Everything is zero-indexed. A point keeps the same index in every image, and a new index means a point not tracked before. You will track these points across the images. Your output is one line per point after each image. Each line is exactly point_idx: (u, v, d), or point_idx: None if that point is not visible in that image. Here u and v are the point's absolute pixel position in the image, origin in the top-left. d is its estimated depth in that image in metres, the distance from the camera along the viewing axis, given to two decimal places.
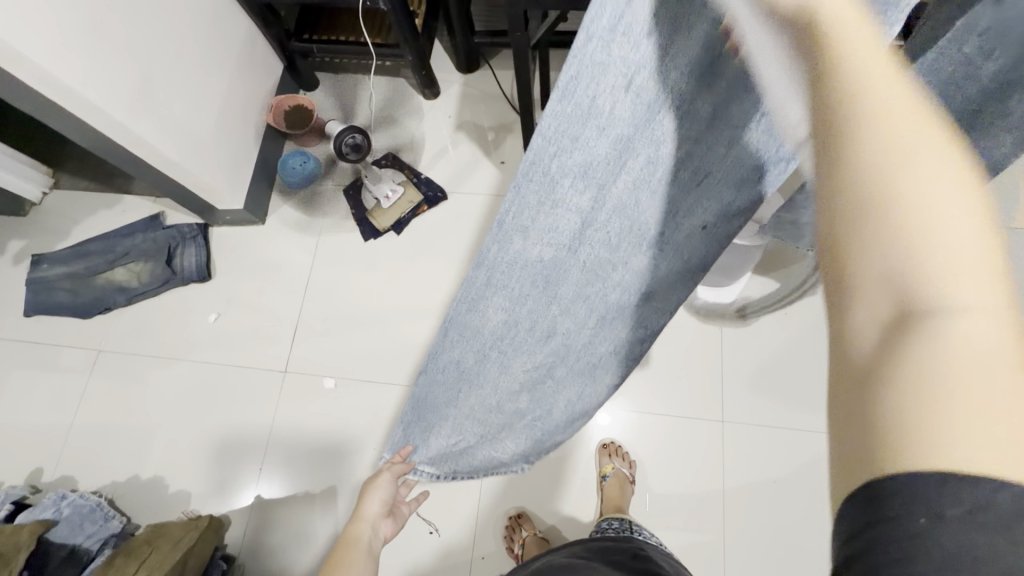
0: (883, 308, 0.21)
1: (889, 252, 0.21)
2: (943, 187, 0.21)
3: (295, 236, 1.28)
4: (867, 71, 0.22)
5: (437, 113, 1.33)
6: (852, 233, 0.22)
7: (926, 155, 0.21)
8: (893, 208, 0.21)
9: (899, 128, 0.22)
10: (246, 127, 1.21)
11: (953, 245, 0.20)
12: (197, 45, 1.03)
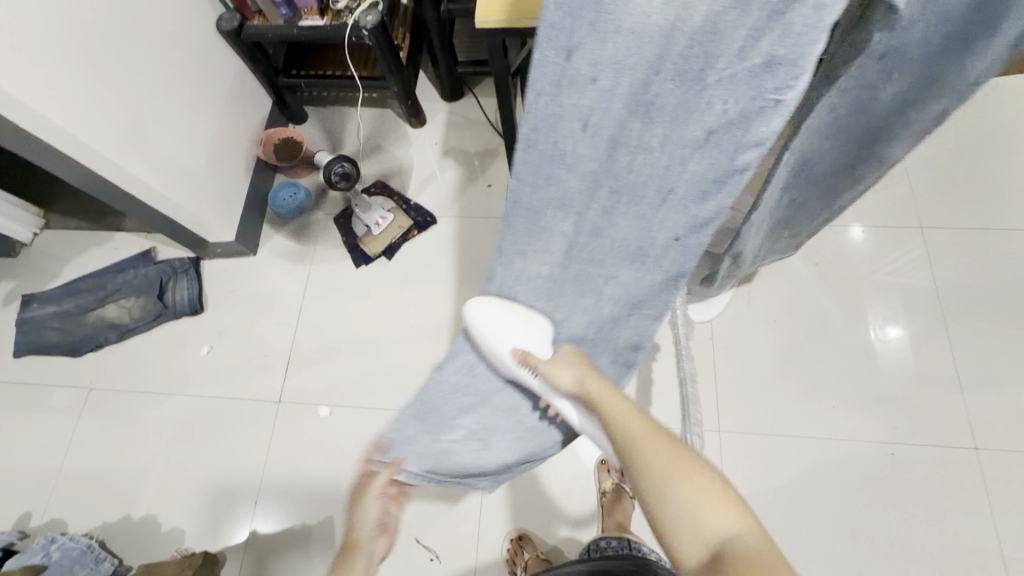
0: (698, 550, 0.45)
1: (687, 518, 0.47)
2: (690, 480, 0.49)
3: (287, 265, 1.29)
4: (626, 431, 0.56)
5: (424, 140, 1.36)
6: (671, 515, 0.48)
7: (675, 469, 0.50)
8: (676, 499, 0.48)
9: (657, 457, 0.52)
10: (237, 161, 1.23)
11: (703, 504, 0.47)
12: (186, 85, 1.06)
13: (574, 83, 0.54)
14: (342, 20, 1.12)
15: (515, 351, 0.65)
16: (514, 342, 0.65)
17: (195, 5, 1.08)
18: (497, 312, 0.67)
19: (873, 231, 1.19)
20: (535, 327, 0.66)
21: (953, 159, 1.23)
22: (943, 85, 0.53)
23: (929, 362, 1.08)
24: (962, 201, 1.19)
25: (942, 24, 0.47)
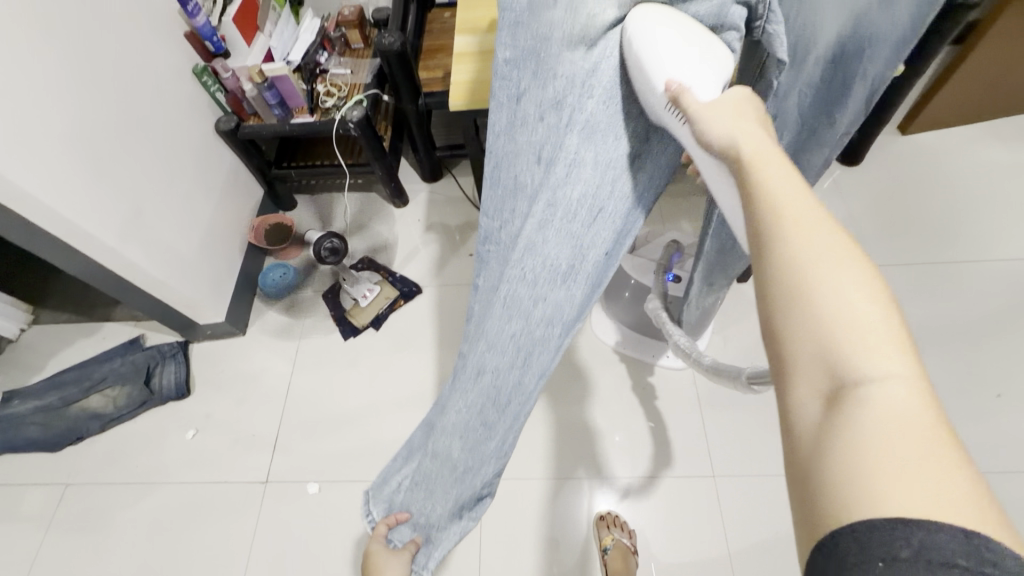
0: (820, 393, 0.29)
1: (820, 335, 0.29)
2: (850, 284, 0.30)
3: (275, 343, 1.31)
4: (786, 208, 0.33)
5: (407, 218, 1.46)
6: (792, 324, 0.30)
7: (832, 267, 0.30)
8: (804, 296, 0.30)
9: (811, 243, 0.31)
10: (229, 245, 1.29)
11: (860, 329, 0.29)
12: (184, 179, 1.15)
13: (525, 120, 0.54)
14: (330, 114, 1.25)
15: (667, 87, 0.43)
16: (668, 72, 0.42)
17: (194, 111, 1.20)
18: (655, 29, 0.44)
19: None
20: (704, 56, 0.43)
21: (892, 203, 1.35)
22: (820, 136, 0.63)
23: None
24: (907, 239, 1.29)
25: (811, 88, 0.57)
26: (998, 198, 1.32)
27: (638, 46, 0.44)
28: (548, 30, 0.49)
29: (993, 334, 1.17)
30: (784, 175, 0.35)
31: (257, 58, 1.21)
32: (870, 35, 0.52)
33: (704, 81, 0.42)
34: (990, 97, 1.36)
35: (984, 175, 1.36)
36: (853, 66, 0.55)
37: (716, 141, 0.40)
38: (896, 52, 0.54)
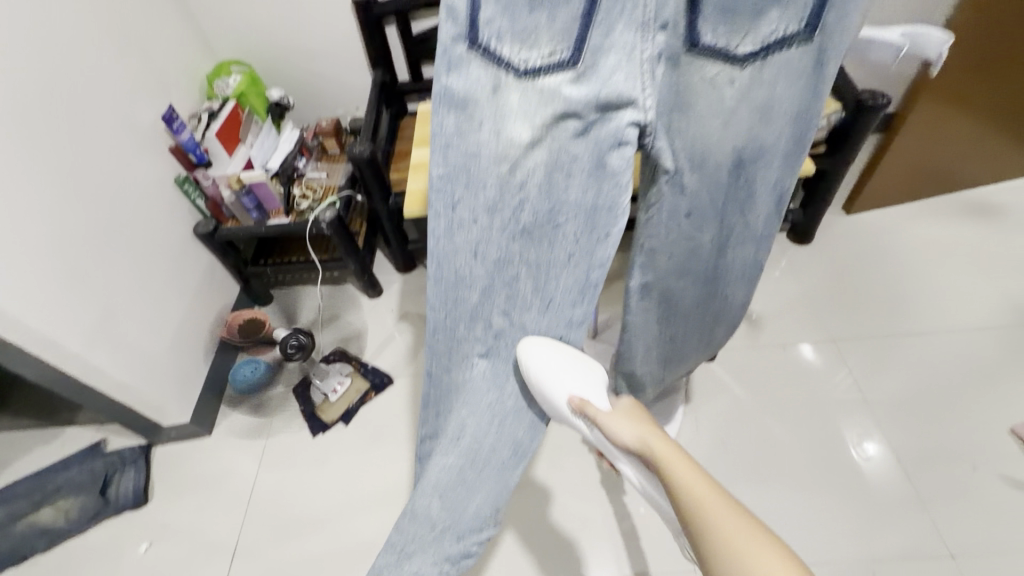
0: None
1: (738, 563, 0.53)
2: (737, 522, 0.55)
3: (242, 443, 1.27)
4: (692, 485, 0.59)
5: (380, 308, 1.48)
6: (724, 559, 0.54)
7: (727, 517, 0.56)
8: (722, 539, 0.54)
9: (712, 509, 0.57)
10: (199, 343, 1.30)
11: (758, 551, 0.53)
12: (158, 282, 1.19)
13: (463, 223, 0.66)
14: (305, 215, 1.32)
15: (571, 398, 0.73)
16: (570, 390, 0.73)
17: (173, 217, 1.26)
18: (551, 350, 0.69)
19: (819, 346, 1.30)
20: (584, 376, 0.74)
21: (847, 278, 1.41)
22: (738, 231, 0.69)
23: (909, 466, 1.12)
24: (865, 312, 1.34)
25: (724, 189, 0.64)
26: (944, 272, 1.39)
27: (538, 365, 0.69)
28: (475, 148, 0.62)
29: (965, 400, 1.19)
30: (682, 461, 0.62)
31: (238, 166, 1.28)
32: (760, 149, 0.60)
33: (590, 391, 0.74)
34: (920, 178, 1.48)
35: (928, 250, 1.44)
36: (754, 171, 0.63)
37: (631, 434, 0.67)
38: (789, 163, 0.62)
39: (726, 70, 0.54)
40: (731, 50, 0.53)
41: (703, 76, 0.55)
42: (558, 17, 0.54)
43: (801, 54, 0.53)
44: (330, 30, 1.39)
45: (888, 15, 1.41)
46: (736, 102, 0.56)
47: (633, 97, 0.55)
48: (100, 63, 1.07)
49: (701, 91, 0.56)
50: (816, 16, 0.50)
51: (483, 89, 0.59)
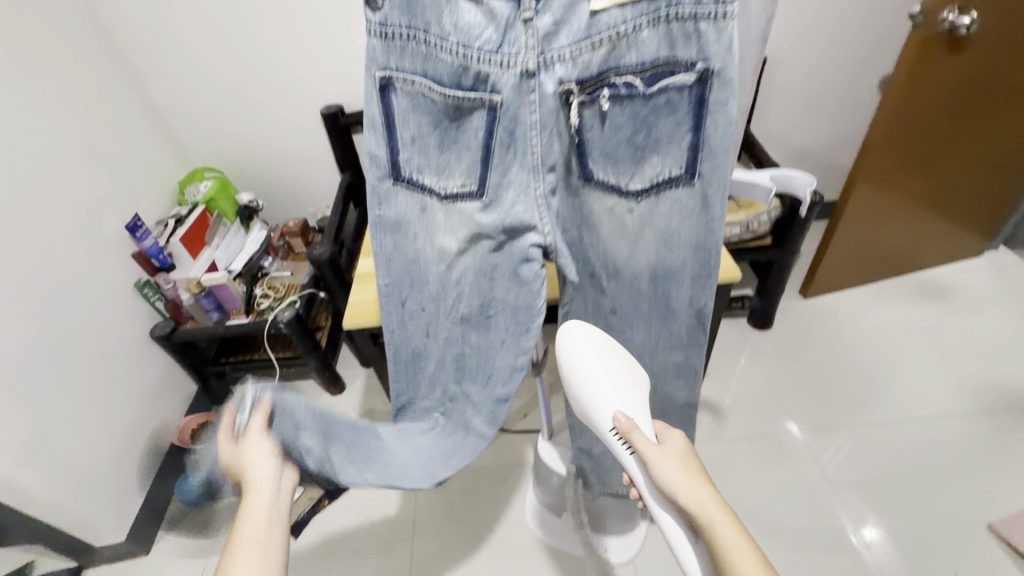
0: None
1: None
2: None
3: (183, 562, 1.18)
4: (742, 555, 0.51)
5: (342, 405, 1.45)
6: None
7: None
8: None
9: None
10: (147, 451, 1.25)
11: None
12: (108, 389, 1.16)
13: (412, 316, 0.78)
14: (264, 315, 1.33)
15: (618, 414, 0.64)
16: (616, 407, 0.65)
17: (130, 321, 1.26)
18: (594, 336, 0.70)
19: (809, 426, 1.29)
20: (633, 388, 0.68)
21: (812, 363, 1.41)
22: (667, 335, 0.74)
23: (906, 550, 1.08)
24: (832, 398, 1.33)
25: (643, 299, 0.71)
26: (904, 353, 1.40)
27: (587, 348, 0.68)
28: (414, 258, 0.73)
29: (952, 482, 1.17)
30: (735, 527, 0.53)
31: (200, 268, 1.30)
32: (668, 271, 0.67)
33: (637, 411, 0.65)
34: (873, 262, 1.52)
35: (888, 332, 1.45)
36: (672, 290, 0.69)
37: (674, 479, 0.57)
38: (699, 285, 0.67)
39: (620, 202, 0.63)
40: (622, 185, 0.62)
41: (602, 206, 0.65)
42: (467, 165, 0.65)
43: (687, 195, 0.61)
44: (300, 139, 1.47)
45: (822, 116, 1.52)
46: (638, 232, 0.65)
47: (535, 222, 0.67)
48: (69, 180, 1.12)
49: (599, 216, 0.66)
50: (693, 165, 0.58)
51: (416, 219, 0.71)
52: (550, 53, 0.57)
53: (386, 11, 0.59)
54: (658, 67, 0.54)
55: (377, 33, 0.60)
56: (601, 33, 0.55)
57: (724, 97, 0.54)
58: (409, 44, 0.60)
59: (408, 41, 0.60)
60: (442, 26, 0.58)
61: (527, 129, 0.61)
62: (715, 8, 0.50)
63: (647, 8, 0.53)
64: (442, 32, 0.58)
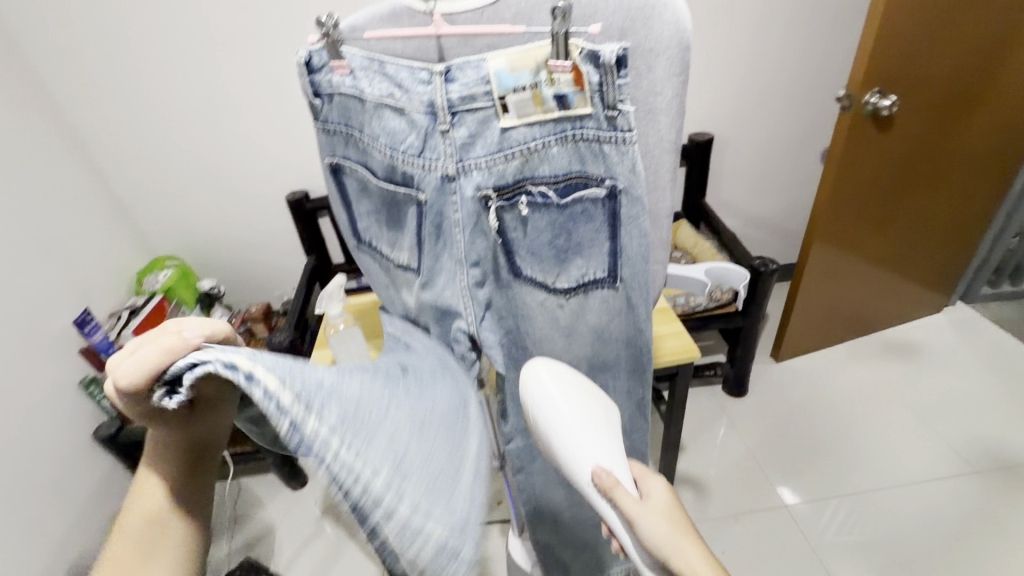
0: None
1: None
2: None
3: None
4: None
5: (303, 502, 1.34)
6: None
7: None
8: None
9: None
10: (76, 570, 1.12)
11: None
12: (40, 501, 1.05)
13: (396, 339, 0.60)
14: None
15: (596, 469, 0.50)
16: (594, 462, 0.50)
17: (72, 422, 1.17)
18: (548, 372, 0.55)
19: (803, 493, 1.25)
20: (603, 439, 0.53)
21: (793, 431, 1.38)
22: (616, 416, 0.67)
23: None
24: (816, 468, 1.29)
25: None
26: (883, 415, 1.38)
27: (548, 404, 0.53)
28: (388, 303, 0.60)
29: (953, 546, 1.12)
30: None
31: None
32: (602, 358, 0.59)
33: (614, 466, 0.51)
34: (839, 322, 1.54)
35: (864, 394, 1.44)
36: (609, 380, 0.62)
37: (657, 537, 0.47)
38: (636, 375, 0.62)
39: (550, 298, 0.53)
40: (549, 284, 0.51)
41: (533, 300, 0.53)
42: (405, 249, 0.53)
43: (613, 295, 0.52)
44: (265, 224, 1.47)
45: (774, 186, 1.59)
46: (573, 322, 0.55)
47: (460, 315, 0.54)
48: (26, 275, 1.07)
49: (531, 312, 0.54)
50: (615, 269, 0.50)
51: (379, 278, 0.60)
52: (466, 161, 0.44)
53: (326, 109, 0.47)
54: (571, 179, 0.45)
55: (322, 128, 0.49)
56: (511, 147, 0.43)
57: (637, 213, 0.45)
58: (350, 138, 0.48)
59: (349, 137, 0.48)
60: (369, 123, 0.46)
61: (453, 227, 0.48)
62: (618, 129, 0.41)
63: (554, 127, 0.42)
64: (364, 130, 0.46)
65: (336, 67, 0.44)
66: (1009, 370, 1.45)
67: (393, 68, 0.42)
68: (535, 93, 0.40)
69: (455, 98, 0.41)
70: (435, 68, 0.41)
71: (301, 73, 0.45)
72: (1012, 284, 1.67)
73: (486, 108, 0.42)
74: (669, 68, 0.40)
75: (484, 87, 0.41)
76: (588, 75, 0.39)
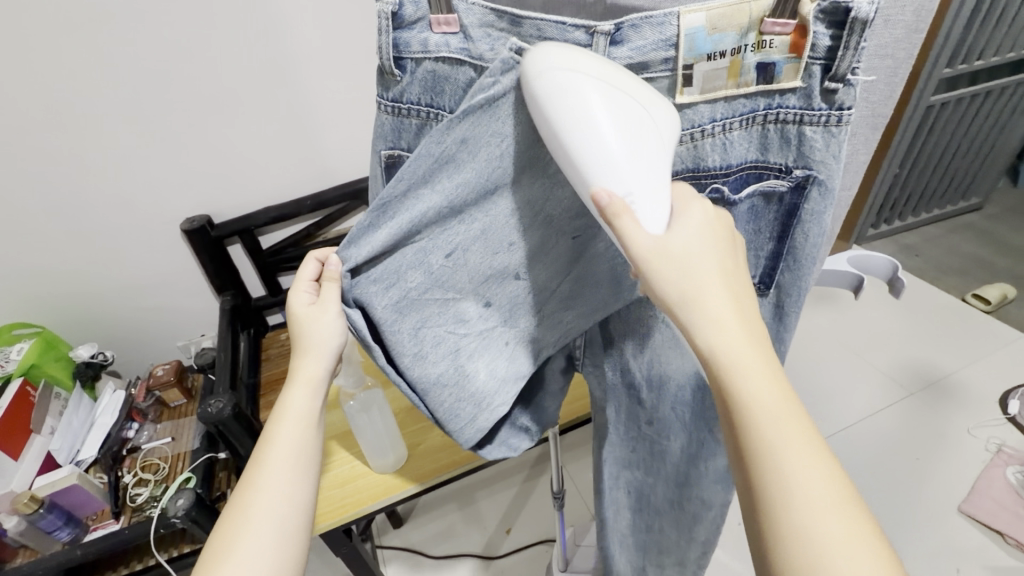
0: (789, 526, 0.29)
1: (781, 452, 0.30)
2: (780, 408, 0.31)
3: None
4: (746, 362, 0.31)
5: None
6: (775, 461, 0.30)
7: (781, 416, 0.30)
8: (765, 448, 0.30)
9: (768, 396, 0.31)
10: None
11: (795, 450, 0.30)
12: None
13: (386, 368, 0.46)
14: (143, 512, 0.97)
15: (595, 199, 0.31)
16: (603, 178, 0.30)
17: None
18: (569, 52, 0.31)
19: None
20: (642, 149, 0.30)
21: None
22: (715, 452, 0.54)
23: (903, 549, 1.10)
24: None
25: (685, 404, 0.51)
26: (831, 359, 1.50)
27: (563, 107, 0.30)
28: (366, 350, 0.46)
29: (919, 475, 1.22)
30: (746, 344, 0.31)
31: (31, 471, 0.94)
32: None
33: (648, 199, 0.31)
34: None
35: (807, 340, 1.56)
36: None
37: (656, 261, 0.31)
38: None
39: None
40: None
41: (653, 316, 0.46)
42: (460, 288, 0.42)
43: (760, 307, 0.43)
44: (159, 264, 1.17)
45: None
46: None
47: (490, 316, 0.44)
48: None
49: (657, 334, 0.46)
50: (769, 273, 0.40)
51: (396, 322, 0.42)
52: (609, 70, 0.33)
53: (405, 85, 0.37)
54: (746, 171, 0.36)
55: (388, 109, 0.39)
56: (682, 128, 0.34)
57: (825, 210, 0.36)
58: (428, 123, 0.38)
59: (428, 121, 0.38)
60: None
61: (554, 242, 0.41)
62: (831, 107, 0.32)
63: (744, 105, 0.33)
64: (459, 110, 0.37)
65: (437, 22, 0.34)
66: (914, 299, 1.65)
67: (531, 25, 0.33)
68: (734, 60, 0.32)
69: (620, 65, 0.33)
70: (599, 27, 0.32)
71: (384, 26, 0.35)
72: (889, 223, 1.88)
73: (660, 79, 0.33)
74: (906, 27, 0.32)
75: (665, 51, 0.32)
76: (812, 38, 0.31)
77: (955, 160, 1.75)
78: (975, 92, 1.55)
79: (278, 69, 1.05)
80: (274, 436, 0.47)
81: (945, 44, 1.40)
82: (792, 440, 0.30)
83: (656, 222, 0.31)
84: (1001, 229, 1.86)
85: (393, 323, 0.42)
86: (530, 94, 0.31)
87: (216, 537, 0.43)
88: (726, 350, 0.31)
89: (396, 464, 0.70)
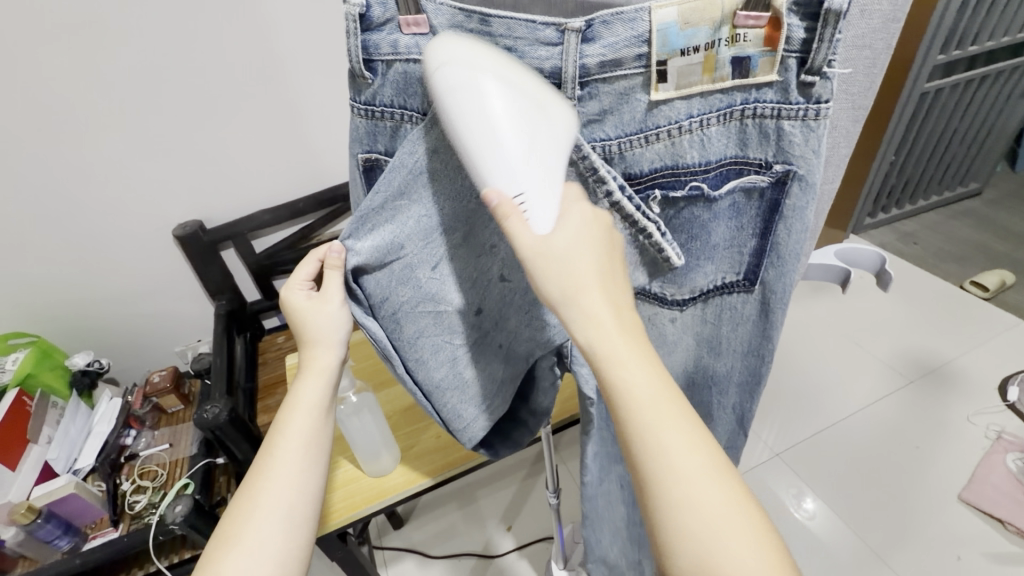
0: (685, 533, 0.30)
1: (674, 462, 0.31)
2: (671, 419, 0.31)
3: None
4: (634, 379, 0.31)
5: None
6: (668, 472, 0.31)
7: (669, 424, 0.31)
8: (659, 460, 0.31)
9: (656, 409, 0.31)
10: None
11: (686, 458, 0.31)
12: None
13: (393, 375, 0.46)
14: (142, 519, 0.97)
15: (489, 200, 0.32)
16: (502, 178, 0.31)
17: None
18: (468, 50, 0.32)
19: (780, 442, 1.31)
20: (534, 143, 0.31)
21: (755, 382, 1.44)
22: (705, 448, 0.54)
23: (903, 538, 1.10)
24: (786, 413, 1.37)
25: None
26: (830, 350, 1.49)
27: (457, 105, 0.31)
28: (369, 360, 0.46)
29: (919, 463, 1.22)
30: (632, 357, 0.32)
31: (28, 481, 0.94)
32: (711, 374, 0.47)
33: (539, 199, 0.32)
34: None
35: (806, 331, 1.56)
36: (715, 401, 0.49)
37: (558, 289, 0.32)
38: (748, 393, 0.47)
39: (663, 312, 0.44)
40: (661, 296, 0.43)
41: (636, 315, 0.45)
42: (452, 297, 0.42)
43: (744, 304, 0.42)
44: (152, 270, 1.17)
45: None
46: (677, 336, 0.45)
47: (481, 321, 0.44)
48: None
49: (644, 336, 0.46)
50: (753, 269, 0.40)
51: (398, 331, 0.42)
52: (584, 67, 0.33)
53: (377, 88, 0.37)
54: (725, 167, 0.36)
55: (361, 113, 0.38)
56: (658, 125, 0.34)
57: (807, 205, 0.35)
58: (403, 125, 0.38)
59: (402, 123, 0.38)
60: None
61: None
62: (808, 100, 0.31)
63: (720, 101, 0.33)
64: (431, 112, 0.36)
65: (406, 23, 0.34)
66: (912, 286, 1.64)
67: (501, 25, 0.33)
68: (708, 55, 0.31)
69: (592, 64, 0.33)
70: (570, 25, 0.32)
71: (352, 29, 0.35)
72: (886, 211, 1.87)
73: (634, 76, 0.33)
74: (883, 16, 0.31)
75: (638, 47, 0.31)
76: (786, 30, 0.30)
77: (952, 146, 1.74)
78: (970, 77, 1.54)
79: (265, 72, 1.04)
80: (285, 424, 0.46)
81: (939, 29, 1.38)
82: (684, 449, 0.31)
83: (543, 227, 0.32)
84: (999, 214, 1.84)
85: (396, 332, 0.43)
86: (436, 78, 0.31)
87: (226, 531, 0.42)
88: (612, 368, 0.31)
89: (391, 466, 0.70)
